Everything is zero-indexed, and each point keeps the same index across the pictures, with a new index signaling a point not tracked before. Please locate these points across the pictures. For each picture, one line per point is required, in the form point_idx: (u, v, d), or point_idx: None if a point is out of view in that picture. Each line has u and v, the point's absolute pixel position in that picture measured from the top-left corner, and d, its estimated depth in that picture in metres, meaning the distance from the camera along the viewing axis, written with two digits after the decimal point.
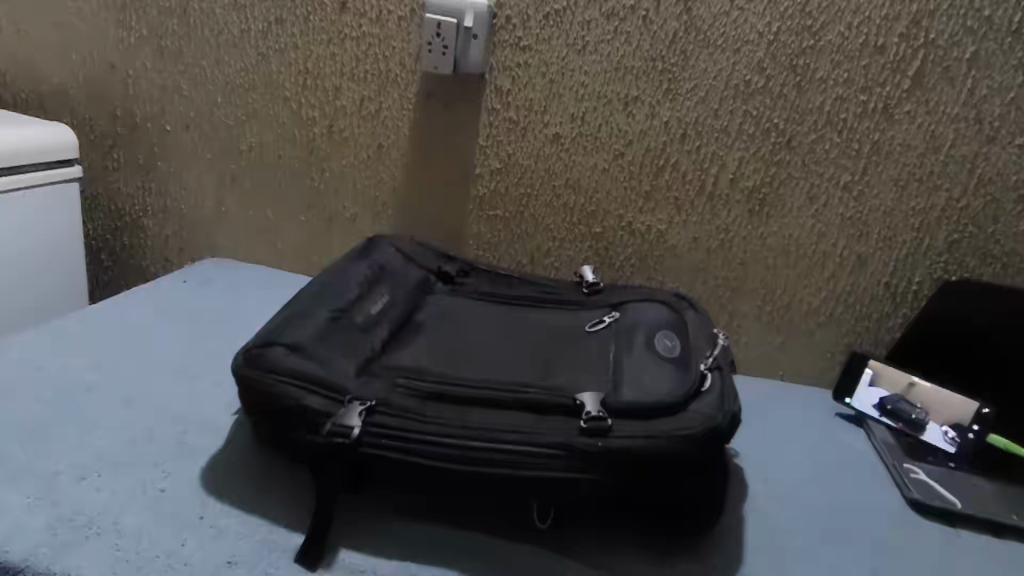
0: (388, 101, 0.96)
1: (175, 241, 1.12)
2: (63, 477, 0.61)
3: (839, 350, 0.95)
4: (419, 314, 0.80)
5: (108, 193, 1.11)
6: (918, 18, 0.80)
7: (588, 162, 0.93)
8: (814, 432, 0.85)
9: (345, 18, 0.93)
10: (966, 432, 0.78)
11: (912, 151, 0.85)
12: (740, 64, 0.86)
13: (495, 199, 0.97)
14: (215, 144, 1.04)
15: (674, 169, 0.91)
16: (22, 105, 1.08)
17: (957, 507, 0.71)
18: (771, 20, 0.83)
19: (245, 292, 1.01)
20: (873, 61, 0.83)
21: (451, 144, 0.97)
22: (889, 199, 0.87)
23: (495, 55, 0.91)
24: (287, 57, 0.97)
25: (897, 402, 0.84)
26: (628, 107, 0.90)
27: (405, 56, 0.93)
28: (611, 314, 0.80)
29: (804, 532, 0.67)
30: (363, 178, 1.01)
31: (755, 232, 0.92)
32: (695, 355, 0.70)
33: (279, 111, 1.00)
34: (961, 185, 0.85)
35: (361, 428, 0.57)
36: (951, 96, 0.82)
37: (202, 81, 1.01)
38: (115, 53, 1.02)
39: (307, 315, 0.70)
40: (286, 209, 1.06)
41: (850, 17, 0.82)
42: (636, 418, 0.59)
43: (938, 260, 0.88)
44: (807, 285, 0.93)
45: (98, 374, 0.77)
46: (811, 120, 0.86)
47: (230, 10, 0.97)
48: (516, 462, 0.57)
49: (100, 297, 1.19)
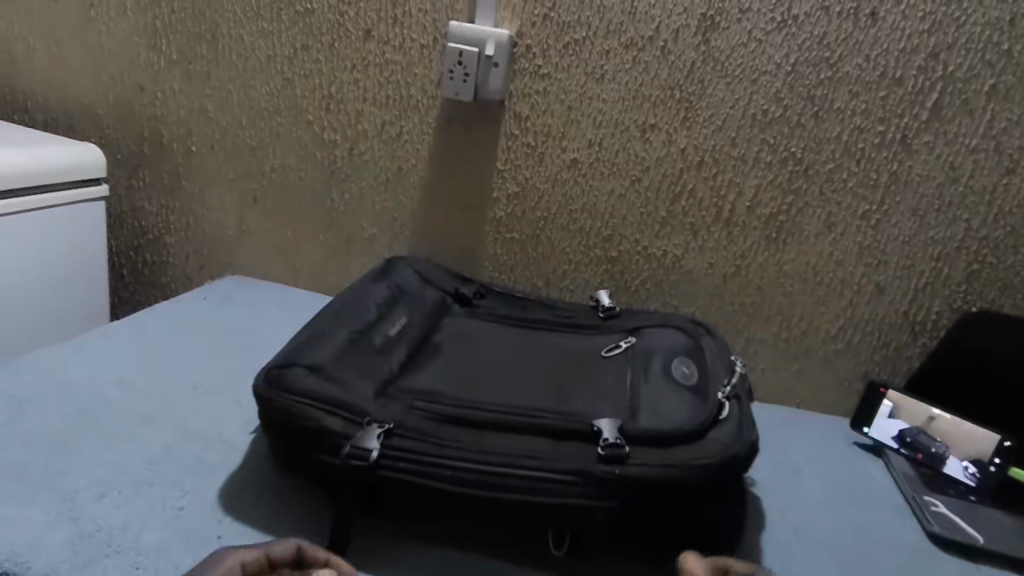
0: (409, 126, 0.98)
1: (195, 258, 1.14)
2: (85, 494, 0.62)
3: (856, 378, 0.94)
4: (436, 336, 0.81)
5: (133, 211, 1.13)
6: (936, 51, 0.81)
7: (605, 187, 0.94)
8: (831, 462, 0.84)
9: (369, 46, 0.96)
10: (987, 466, 0.77)
11: (931, 181, 0.85)
12: (757, 94, 0.86)
13: (512, 221, 0.99)
14: (238, 165, 1.07)
15: (691, 195, 0.92)
16: (53, 124, 1.12)
17: (978, 542, 0.70)
18: (789, 52, 0.84)
19: (264, 311, 1.03)
20: (891, 92, 0.83)
21: (469, 167, 0.98)
22: (908, 229, 0.87)
23: (514, 83, 0.93)
24: (311, 82, 1.00)
25: (917, 434, 0.83)
26: (646, 134, 0.91)
27: (426, 82, 0.96)
28: (627, 338, 0.80)
29: (823, 564, 0.66)
30: (382, 200, 1.02)
31: (771, 259, 0.92)
32: (712, 383, 0.70)
33: (302, 134, 1.02)
34: (981, 215, 0.85)
35: (378, 451, 0.58)
36: (970, 128, 0.83)
37: (229, 104, 1.04)
38: (145, 76, 1.05)
39: (326, 335, 0.71)
40: (306, 229, 1.07)
41: (868, 50, 0.83)
42: (653, 446, 0.59)
43: (958, 290, 0.88)
44: (823, 313, 0.93)
45: (119, 390, 0.78)
46: (829, 149, 0.87)
47: (258, 37, 1.00)
48: (533, 488, 0.57)
49: (121, 312, 1.21)
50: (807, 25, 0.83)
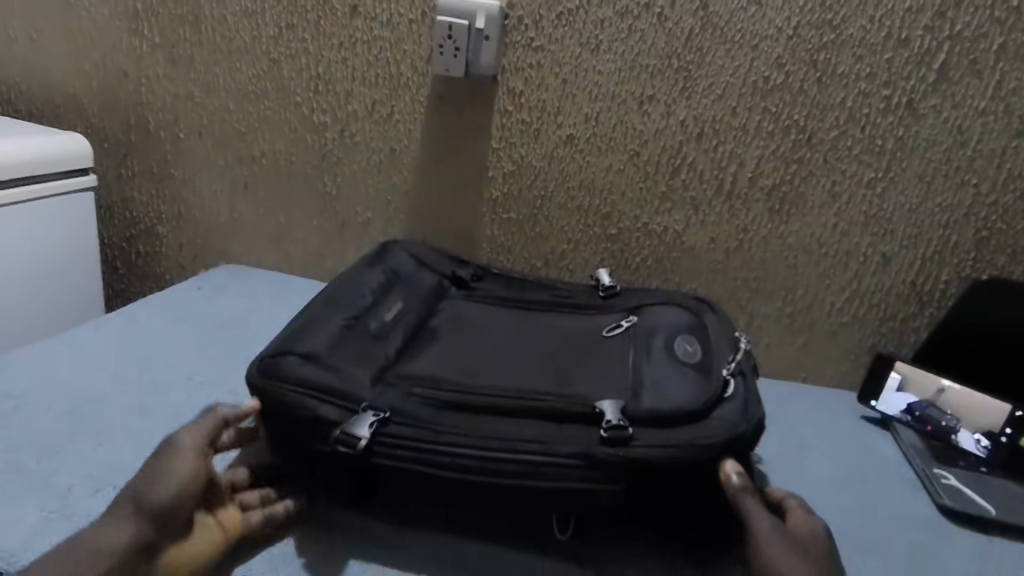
0: (400, 105, 0.95)
1: (189, 248, 1.12)
2: (79, 491, 0.61)
3: (863, 351, 0.93)
4: (433, 320, 0.79)
5: (122, 201, 1.11)
6: (944, 9, 0.78)
7: (603, 162, 0.92)
8: (838, 437, 0.83)
9: (356, 23, 0.93)
10: (998, 436, 0.75)
11: (938, 147, 0.83)
12: (757, 61, 0.84)
13: (508, 201, 0.96)
14: (228, 151, 1.04)
15: (691, 168, 0.89)
16: (37, 115, 1.09)
17: (989, 514, 0.69)
18: (790, 15, 0.81)
19: (260, 299, 1.01)
20: (897, 54, 0.80)
21: (462, 146, 0.95)
22: (914, 197, 0.85)
23: (507, 57, 0.90)
24: (298, 63, 0.97)
25: (926, 408, 0.82)
26: (643, 106, 0.88)
27: (415, 59, 0.93)
28: (628, 317, 0.78)
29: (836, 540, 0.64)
30: (375, 183, 1.00)
31: (775, 231, 0.90)
32: (716, 361, 0.68)
33: (291, 117, 1.00)
34: (990, 180, 0.82)
35: (368, 439, 0.56)
36: (978, 90, 0.80)
37: (215, 87, 1.01)
38: (128, 61, 1.03)
39: (321, 323, 0.69)
40: (299, 214, 1.05)
41: (872, 10, 0.79)
42: (655, 427, 0.58)
43: (966, 258, 0.86)
44: (829, 286, 0.91)
45: (113, 384, 0.77)
46: (832, 116, 0.84)
47: (241, 16, 0.96)
48: (533, 473, 0.56)
49: (116, 305, 1.19)
50: None
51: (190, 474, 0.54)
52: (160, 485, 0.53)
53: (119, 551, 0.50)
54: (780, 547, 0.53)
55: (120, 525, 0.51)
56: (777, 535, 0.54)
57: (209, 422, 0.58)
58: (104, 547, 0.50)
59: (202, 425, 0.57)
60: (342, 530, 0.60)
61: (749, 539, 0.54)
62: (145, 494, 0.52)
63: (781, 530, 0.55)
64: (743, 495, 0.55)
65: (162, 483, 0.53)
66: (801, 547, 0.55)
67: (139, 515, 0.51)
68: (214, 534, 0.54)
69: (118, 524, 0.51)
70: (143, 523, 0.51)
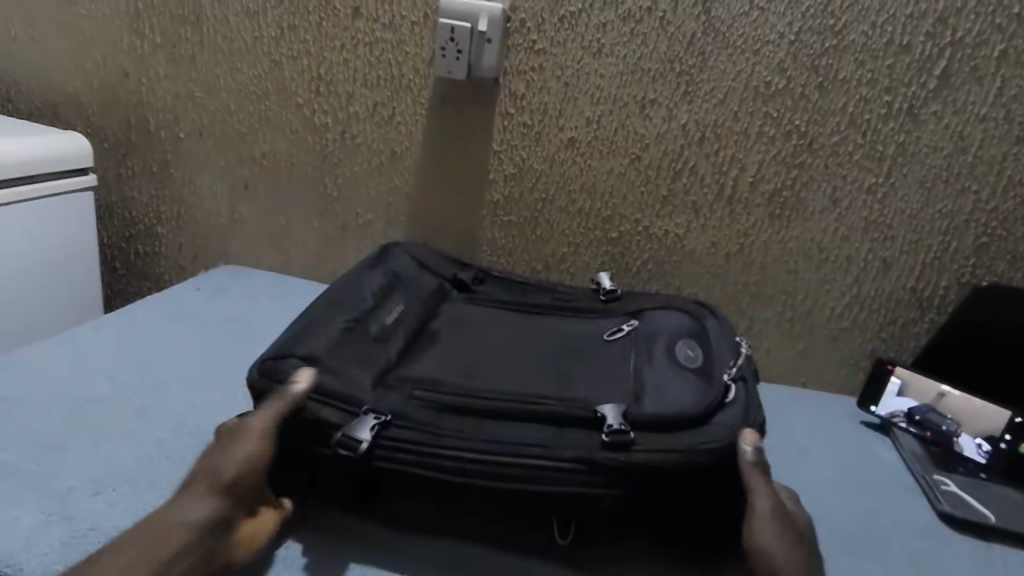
0: (401, 107, 0.95)
1: (188, 249, 1.12)
2: (78, 493, 0.60)
3: (863, 356, 0.93)
4: (434, 323, 0.79)
5: (122, 201, 1.11)
6: (945, 16, 0.78)
7: (604, 166, 0.92)
8: (839, 442, 0.83)
9: (357, 24, 0.93)
10: (999, 442, 0.75)
11: (939, 153, 0.83)
12: (759, 66, 0.84)
13: (509, 204, 0.96)
14: (228, 151, 1.04)
15: (693, 172, 0.89)
16: (37, 114, 1.09)
17: (989, 520, 0.69)
18: (792, 21, 0.81)
19: (260, 300, 1.01)
20: (899, 60, 0.80)
21: (463, 148, 0.95)
22: (914, 203, 0.85)
23: (509, 59, 0.90)
24: (299, 64, 0.97)
25: (927, 412, 0.82)
26: (645, 110, 0.88)
27: (417, 61, 0.93)
28: (629, 321, 0.78)
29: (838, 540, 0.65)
30: (376, 184, 1.00)
31: (776, 236, 0.90)
32: (718, 366, 0.68)
33: (292, 118, 1.00)
34: (990, 186, 0.83)
35: (369, 442, 0.56)
36: (979, 96, 0.80)
37: (216, 88, 1.01)
38: (129, 61, 1.02)
39: (322, 325, 0.69)
40: (299, 215, 1.05)
41: (874, 16, 0.80)
42: (657, 432, 0.58)
43: (966, 264, 0.86)
44: (829, 291, 0.91)
45: (112, 385, 0.77)
46: (834, 121, 0.84)
47: (243, 17, 0.96)
48: (535, 477, 0.56)
49: (115, 305, 1.19)
50: None
51: (259, 458, 0.56)
52: (226, 469, 0.54)
53: (195, 528, 0.51)
54: (777, 528, 0.54)
55: (200, 504, 0.52)
56: (777, 517, 0.55)
57: (281, 409, 0.57)
58: (182, 524, 0.51)
59: (265, 410, 0.57)
60: (341, 534, 0.60)
61: (749, 516, 0.55)
62: (217, 475, 0.54)
63: (781, 512, 0.56)
64: (751, 468, 0.56)
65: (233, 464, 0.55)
66: (794, 532, 0.56)
67: (214, 493, 0.53)
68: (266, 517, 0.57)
69: (197, 502, 0.52)
70: (219, 501, 0.53)
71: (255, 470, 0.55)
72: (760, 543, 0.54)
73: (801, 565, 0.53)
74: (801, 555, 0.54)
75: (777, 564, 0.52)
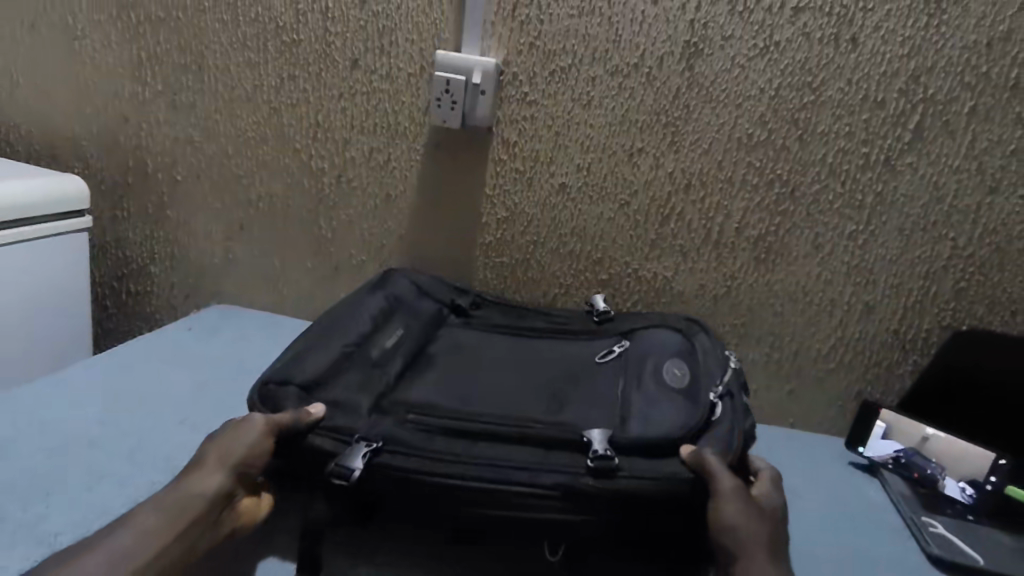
0: (397, 153, 0.98)
1: (180, 288, 1.13)
2: (65, 537, 0.60)
3: (849, 397, 0.94)
4: (431, 348, 0.80)
5: (116, 241, 1.12)
6: (917, 74, 0.82)
7: (595, 211, 0.94)
8: (825, 482, 0.84)
9: (356, 75, 0.96)
10: (983, 484, 0.77)
11: (916, 202, 0.86)
12: (742, 118, 0.87)
13: (501, 247, 0.98)
14: (225, 194, 1.06)
15: (680, 218, 0.92)
16: (35, 156, 1.10)
17: (977, 563, 0.68)
18: (771, 77, 0.85)
19: (251, 339, 1.01)
20: (874, 115, 0.84)
21: (458, 191, 0.98)
22: (893, 249, 0.88)
23: (502, 110, 0.93)
24: (298, 111, 0.99)
25: (912, 455, 0.83)
26: (634, 158, 0.91)
27: (413, 110, 0.96)
28: (620, 343, 0.80)
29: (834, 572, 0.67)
30: (370, 227, 1.02)
31: (761, 280, 0.92)
32: (704, 383, 0.69)
33: (289, 163, 1.02)
34: (967, 234, 0.86)
35: (362, 469, 0.56)
36: (952, 149, 0.84)
37: (215, 133, 1.03)
38: (129, 106, 1.05)
39: (318, 348, 0.70)
40: (294, 256, 1.06)
41: (849, 74, 0.84)
42: (644, 458, 0.59)
43: (946, 308, 0.89)
44: (815, 332, 0.93)
45: (101, 427, 0.76)
46: (814, 171, 0.87)
47: (244, 67, 0.99)
48: (515, 503, 0.56)
49: (104, 344, 1.18)
50: (789, 51, 0.84)
51: (262, 452, 0.56)
52: (235, 454, 0.55)
53: (202, 501, 0.52)
54: (740, 504, 0.54)
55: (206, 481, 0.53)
56: (740, 494, 0.55)
57: (288, 417, 0.59)
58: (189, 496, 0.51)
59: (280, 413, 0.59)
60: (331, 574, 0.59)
61: (713, 495, 0.55)
62: (222, 459, 0.55)
63: (744, 488, 0.56)
64: (704, 453, 0.57)
65: (240, 451, 0.55)
66: (758, 508, 0.56)
67: (222, 474, 0.54)
68: (256, 501, 0.58)
69: (202, 479, 0.53)
70: (223, 481, 0.54)
71: (259, 461, 0.56)
72: (725, 520, 0.53)
73: (767, 539, 0.53)
74: (768, 530, 0.54)
75: (739, 539, 0.52)
